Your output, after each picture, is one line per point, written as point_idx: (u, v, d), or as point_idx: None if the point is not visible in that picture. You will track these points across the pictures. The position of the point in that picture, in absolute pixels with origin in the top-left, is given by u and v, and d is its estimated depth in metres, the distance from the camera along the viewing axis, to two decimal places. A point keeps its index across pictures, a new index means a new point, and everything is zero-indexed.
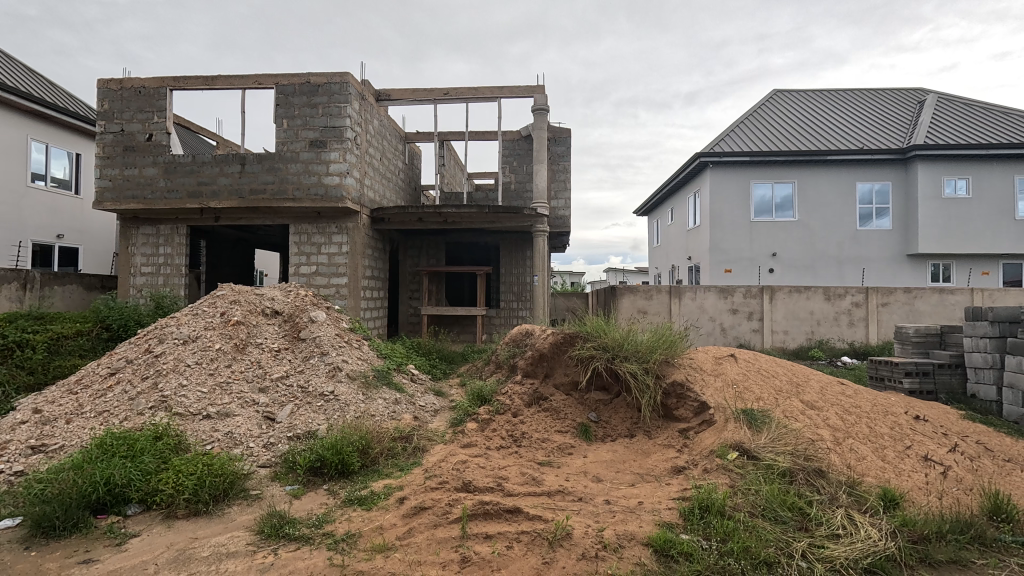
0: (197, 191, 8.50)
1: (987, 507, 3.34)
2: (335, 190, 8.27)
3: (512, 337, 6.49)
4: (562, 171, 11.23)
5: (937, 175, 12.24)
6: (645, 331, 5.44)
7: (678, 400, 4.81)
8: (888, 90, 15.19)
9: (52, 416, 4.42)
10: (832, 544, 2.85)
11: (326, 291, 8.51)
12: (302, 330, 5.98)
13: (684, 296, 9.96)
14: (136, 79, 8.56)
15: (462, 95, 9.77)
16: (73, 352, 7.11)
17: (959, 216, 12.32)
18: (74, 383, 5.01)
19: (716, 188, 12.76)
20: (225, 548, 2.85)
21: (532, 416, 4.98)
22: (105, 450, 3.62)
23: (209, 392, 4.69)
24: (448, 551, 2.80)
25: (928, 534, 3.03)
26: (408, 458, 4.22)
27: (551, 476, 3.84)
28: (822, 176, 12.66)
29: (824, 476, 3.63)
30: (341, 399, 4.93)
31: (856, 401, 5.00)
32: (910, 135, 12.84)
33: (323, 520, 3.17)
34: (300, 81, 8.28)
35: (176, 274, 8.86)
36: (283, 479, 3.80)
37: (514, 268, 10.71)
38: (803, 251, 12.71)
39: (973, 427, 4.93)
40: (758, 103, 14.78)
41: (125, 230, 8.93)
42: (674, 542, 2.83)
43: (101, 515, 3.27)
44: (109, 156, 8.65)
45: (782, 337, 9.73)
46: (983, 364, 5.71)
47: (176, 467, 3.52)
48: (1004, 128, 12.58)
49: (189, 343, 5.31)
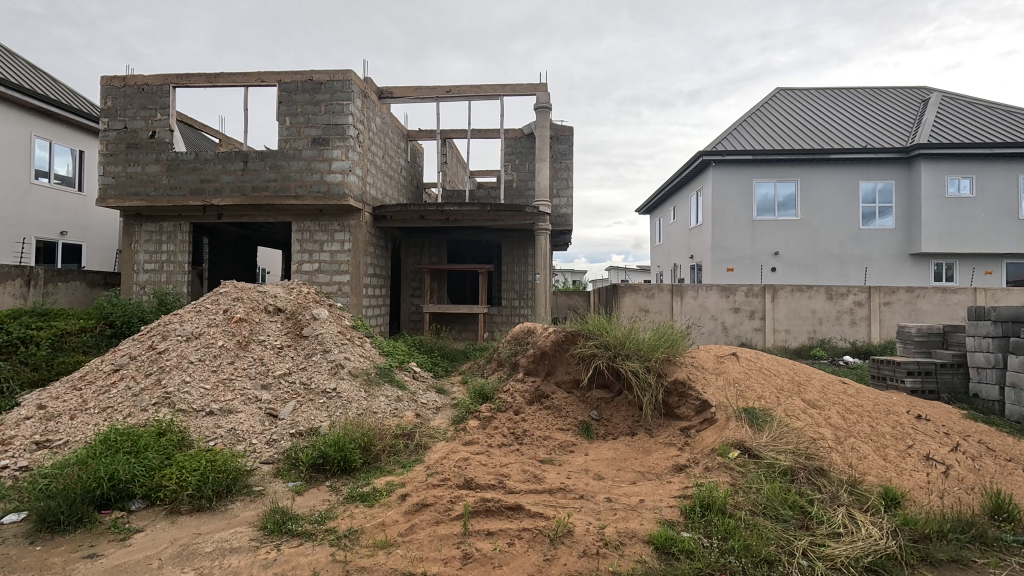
0: (200, 189, 8.52)
1: (988, 506, 3.35)
2: (338, 188, 8.29)
3: (513, 335, 6.50)
4: (564, 169, 11.22)
5: (940, 174, 12.20)
6: (646, 330, 5.44)
7: (679, 398, 4.81)
8: (892, 89, 15.13)
9: (57, 412, 4.44)
10: (833, 542, 2.86)
11: (328, 288, 8.53)
12: (305, 328, 6.01)
13: (686, 295, 9.95)
14: (139, 76, 8.58)
15: (465, 93, 9.76)
16: (76, 348, 7.14)
17: (962, 215, 12.28)
18: (78, 379, 5.03)
19: (718, 187, 12.74)
20: (228, 544, 2.87)
21: (533, 414, 4.99)
22: (109, 445, 3.64)
23: (213, 388, 4.71)
24: (450, 547, 2.81)
25: (929, 533, 3.03)
26: (410, 455, 4.23)
27: (552, 474, 3.85)
28: (825, 174, 12.63)
29: (825, 474, 3.63)
30: (343, 396, 4.94)
31: (858, 400, 5.00)
32: (914, 133, 12.79)
33: (325, 516, 3.18)
34: (302, 78, 8.29)
35: (178, 271, 8.88)
36: (285, 475, 3.82)
37: (516, 266, 10.73)
38: (806, 250, 12.69)
39: (975, 427, 4.92)
40: (761, 102, 14.74)
41: (128, 227, 8.96)
42: (675, 539, 2.84)
43: (105, 510, 3.29)
44: (112, 154, 8.67)
45: (784, 336, 9.72)
46: (986, 363, 5.70)
47: (178, 463, 3.54)
48: (1008, 127, 12.53)
49: (192, 340, 5.33)
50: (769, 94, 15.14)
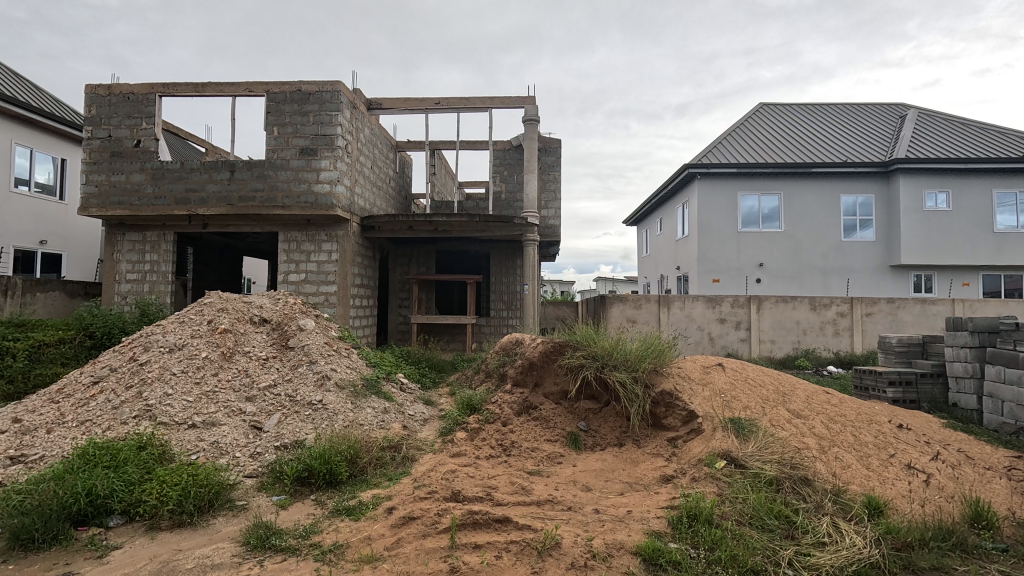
0: (186, 198, 8.45)
1: (968, 514, 3.40)
2: (326, 198, 8.26)
3: (502, 346, 6.48)
4: (553, 180, 11.31)
5: (918, 188, 12.52)
6: (634, 340, 5.47)
7: (666, 408, 4.85)
8: (870, 105, 15.55)
9: (34, 425, 4.34)
10: (818, 552, 2.89)
11: (315, 299, 8.46)
12: (291, 339, 5.95)
13: (673, 305, 10.03)
14: (126, 85, 8.52)
15: (454, 105, 9.82)
16: (54, 360, 6.99)
17: (941, 228, 12.57)
18: (56, 392, 4.92)
19: (703, 199, 12.92)
20: (210, 560, 2.81)
21: (521, 425, 4.98)
22: (88, 460, 3.56)
23: (196, 400, 4.64)
24: (437, 561, 2.78)
25: (911, 541, 3.08)
26: (397, 468, 4.19)
27: (540, 486, 3.83)
28: (808, 188, 12.87)
29: (810, 483, 3.68)
30: (330, 408, 4.90)
31: (841, 410, 5.07)
32: (892, 148, 13.11)
33: (310, 531, 3.13)
34: (291, 89, 8.29)
35: (161, 281, 8.73)
36: (270, 489, 3.76)
37: (504, 277, 10.76)
38: (789, 262, 12.89)
39: (954, 435, 5.02)
40: (745, 116, 15.03)
41: (111, 236, 8.82)
42: (662, 550, 2.85)
43: (82, 526, 3.20)
44: (96, 162, 8.57)
45: (769, 346, 9.85)
46: (964, 373, 5.81)
47: (160, 478, 3.47)
48: (982, 143, 12.91)
49: (175, 351, 5.24)
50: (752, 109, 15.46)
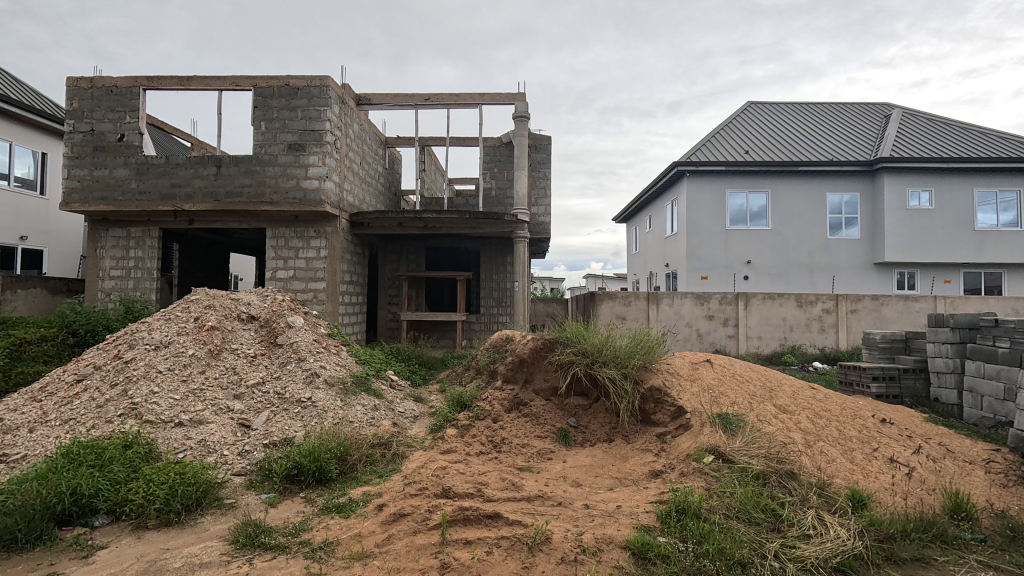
0: (171, 194, 8.32)
1: (948, 506, 3.48)
2: (315, 194, 8.19)
3: (492, 343, 6.48)
4: (542, 177, 11.31)
5: (902, 186, 12.72)
6: (624, 336, 5.50)
7: (655, 404, 4.92)
8: (855, 104, 15.77)
9: (14, 424, 4.26)
10: (803, 544, 2.94)
11: (303, 296, 8.39)
12: (279, 335, 5.91)
13: (662, 302, 10.11)
14: (108, 78, 8.35)
15: (445, 100, 9.78)
16: (36, 358, 6.86)
17: (924, 226, 12.78)
18: (39, 390, 4.83)
19: (693, 197, 13.00)
20: (198, 558, 2.78)
21: (511, 422, 5.00)
22: (72, 459, 3.51)
23: (182, 399, 4.59)
24: (428, 557, 2.79)
25: (893, 533, 3.15)
26: (387, 465, 4.18)
27: (530, 482, 3.85)
28: (795, 186, 13.01)
29: (796, 477, 3.74)
30: (318, 406, 4.86)
31: (826, 405, 5.14)
32: (877, 147, 13.31)
33: (300, 528, 3.13)
34: (279, 83, 8.18)
35: (147, 278, 8.61)
36: (259, 487, 3.74)
37: (494, 274, 10.76)
38: (776, 259, 13.04)
39: (936, 430, 5.11)
40: (733, 114, 15.15)
41: (93, 233, 8.67)
42: (651, 544, 2.88)
43: (66, 526, 3.17)
44: (78, 157, 8.41)
45: (756, 343, 9.96)
46: (945, 369, 5.93)
47: (146, 476, 3.43)
48: (963, 143, 13.17)
49: (160, 349, 5.16)
50: (741, 108, 15.59)
